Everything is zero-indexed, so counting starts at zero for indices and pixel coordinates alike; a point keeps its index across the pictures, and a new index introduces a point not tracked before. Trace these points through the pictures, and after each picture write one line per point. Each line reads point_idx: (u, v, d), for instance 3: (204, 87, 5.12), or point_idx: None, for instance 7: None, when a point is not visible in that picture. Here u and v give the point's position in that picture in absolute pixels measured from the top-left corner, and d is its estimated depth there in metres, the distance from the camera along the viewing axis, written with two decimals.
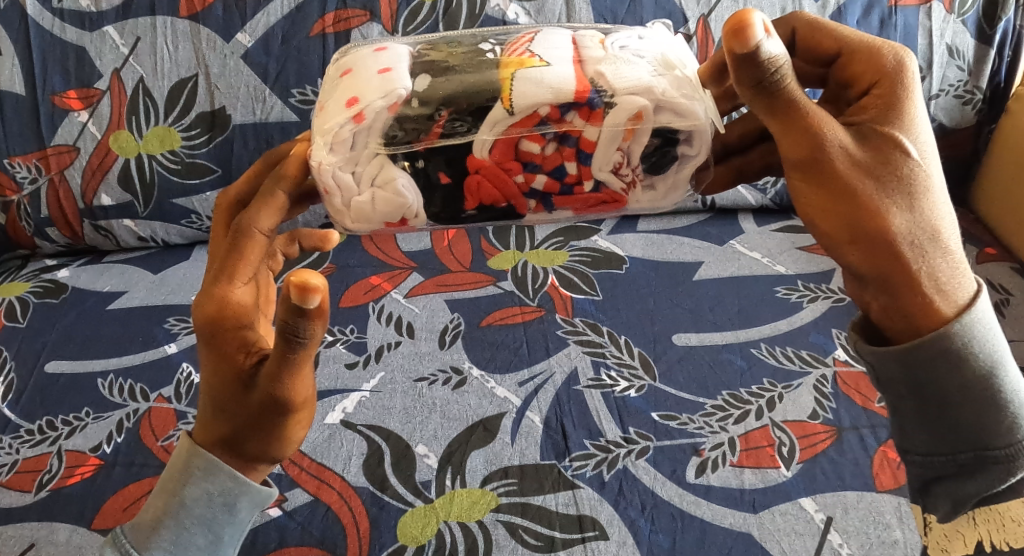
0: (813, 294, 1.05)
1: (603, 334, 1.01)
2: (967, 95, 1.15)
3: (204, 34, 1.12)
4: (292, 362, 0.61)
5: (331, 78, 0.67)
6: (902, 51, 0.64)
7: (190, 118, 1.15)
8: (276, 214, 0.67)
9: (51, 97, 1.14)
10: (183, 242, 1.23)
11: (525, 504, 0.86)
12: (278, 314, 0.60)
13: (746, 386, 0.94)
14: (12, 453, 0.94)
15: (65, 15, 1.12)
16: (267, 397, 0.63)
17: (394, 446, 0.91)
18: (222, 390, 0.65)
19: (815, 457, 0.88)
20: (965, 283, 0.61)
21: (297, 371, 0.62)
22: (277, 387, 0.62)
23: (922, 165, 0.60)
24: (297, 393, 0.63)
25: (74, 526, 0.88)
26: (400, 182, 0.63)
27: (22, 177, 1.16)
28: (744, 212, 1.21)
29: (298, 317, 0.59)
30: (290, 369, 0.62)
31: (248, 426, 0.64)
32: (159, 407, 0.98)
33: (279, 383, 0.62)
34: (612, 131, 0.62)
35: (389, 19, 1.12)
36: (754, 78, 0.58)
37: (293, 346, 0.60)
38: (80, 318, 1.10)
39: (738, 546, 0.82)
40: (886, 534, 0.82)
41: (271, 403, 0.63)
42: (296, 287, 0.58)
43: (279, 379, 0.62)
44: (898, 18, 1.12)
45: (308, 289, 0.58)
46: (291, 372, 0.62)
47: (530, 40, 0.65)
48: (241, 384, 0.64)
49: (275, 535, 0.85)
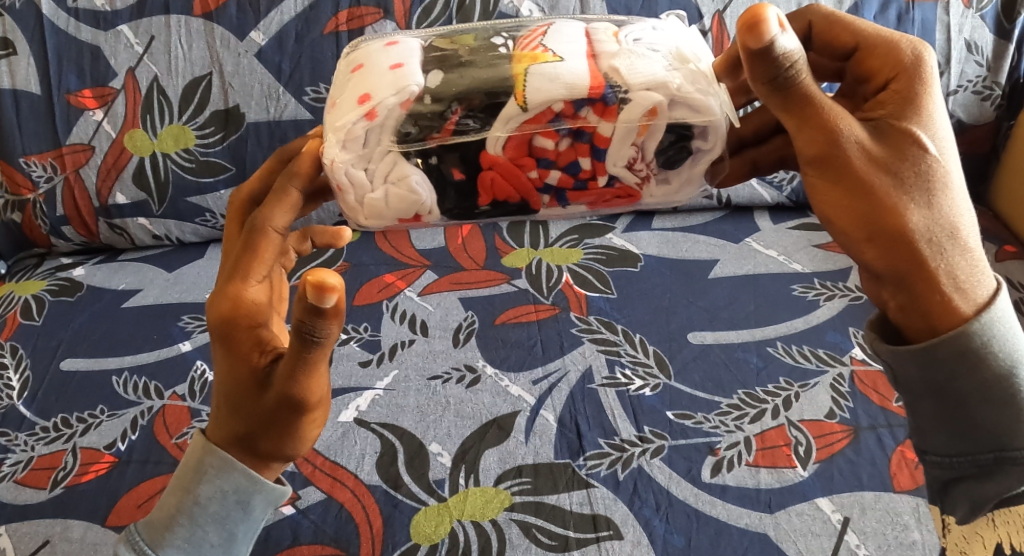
0: (830, 292, 1.04)
1: (617, 333, 1.00)
2: (986, 91, 1.14)
3: (218, 33, 1.12)
4: (307, 362, 0.61)
5: (342, 74, 0.67)
6: (919, 44, 0.63)
7: (204, 117, 1.15)
8: (289, 212, 0.66)
9: (67, 97, 1.14)
10: (197, 240, 1.23)
11: (539, 503, 0.85)
12: (294, 312, 0.60)
13: (762, 385, 0.94)
14: (28, 450, 0.95)
15: (80, 15, 1.13)
16: (282, 396, 0.62)
17: (407, 444, 0.91)
18: (238, 389, 0.64)
19: (832, 457, 0.87)
20: (985, 281, 0.60)
21: (312, 370, 0.62)
22: (293, 386, 0.62)
23: (940, 160, 0.60)
24: (312, 393, 0.63)
25: (89, 523, 0.88)
26: (414, 178, 0.63)
27: (38, 176, 1.16)
28: (760, 209, 1.20)
29: (314, 317, 0.59)
30: (305, 369, 0.61)
31: (261, 425, 0.64)
32: (173, 405, 0.98)
33: (294, 383, 0.62)
34: (626, 127, 0.61)
35: (402, 17, 1.12)
36: (768, 74, 0.58)
37: (309, 345, 0.60)
38: (96, 317, 1.10)
39: (754, 546, 0.81)
40: (904, 535, 0.81)
41: (287, 402, 0.62)
42: (312, 286, 0.58)
43: (294, 378, 0.62)
44: (915, 13, 1.11)
45: (325, 288, 0.58)
46: (306, 370, 0.62)
47: (544, 34, 0.64)
48: (256, 383, 0.64)
49: (289, 532, 0.85)
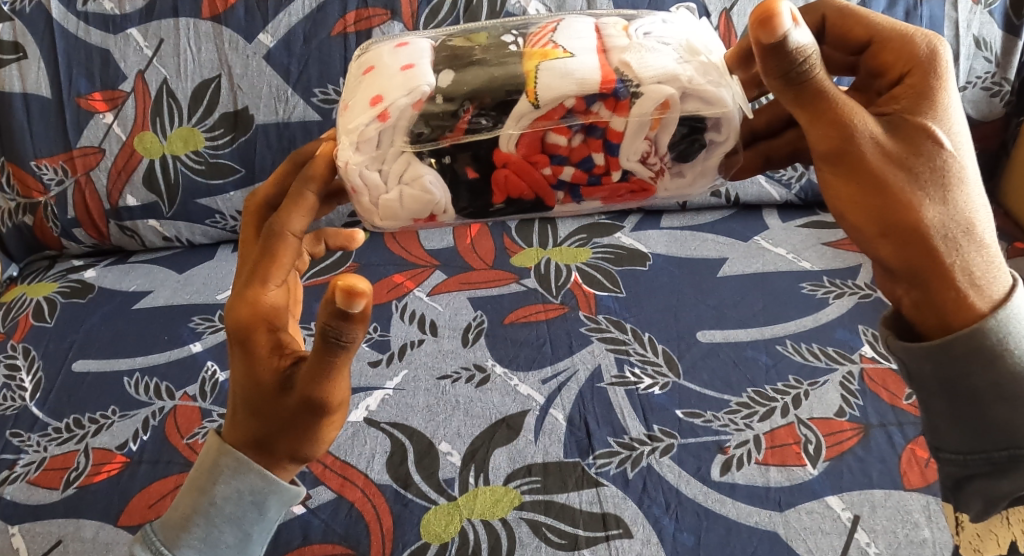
0: (839, 290, 1.04)
1: (626, 331, 1.00)
2: (995, 88, 1.13)
3: (226, 35, 1.13)
4: (332, 365, 0.61)
5: (353, 77, 0.67)
6: (934, 38, 0.63)
7: (213, 119, 1.15)
8: (306, 216, 0.67)
9: (77, 100, 1.15)
10: (207, 242, 1.23)
11: (548, 501, 0.85)
12: (321, 315, 0.60)
13: (772, 383, 0.94)
14: (41, 451, 0.95)
15: (89, 19, 1.14)
16: (304, 398, 0.63)
17: (417, 444, 0.91)
18: (257, 392, 0.64)
19: (841, 455, 0.87)
20: (1001, 277, 0.60)
21: (336, 374, 0.62)
22: (314, 389, 0.62)
23: (955, 155, 0.59)
24: (334, 396, 0.63)
25: (101, 523, 0.88)
26: (428, 178, 0.64)
27: (48, 179, 1.17)
28: (769, 207, 1.20)
29: (342, 321, 0.59)
30: (330, 372, 0.62)
31: (280, 428, 0.64)
32: (184, 406, 0.98)
33: (316, 386, 0.62)
34: (639, 121, 0.61)
35: (410, 18, 1.12)
36: (781, 69, 0.58)
37: (335, 349, 0.60)
38: (107, 318, 1.11)
39: (763, 546, 0.81)
40: (914, 533, 0.81)
41: (308, 405, 0.63)
42: (342, 292, 0.58)
43: (317, 381, 0.62)
44: (923, 10, 1.11)
45: (355, 293, 0.58)
46: (329, 374, 0.62)
47: (553, 31, 0.64)
48: (275, 386, 0.64)
49: (299, 532, 0.85)
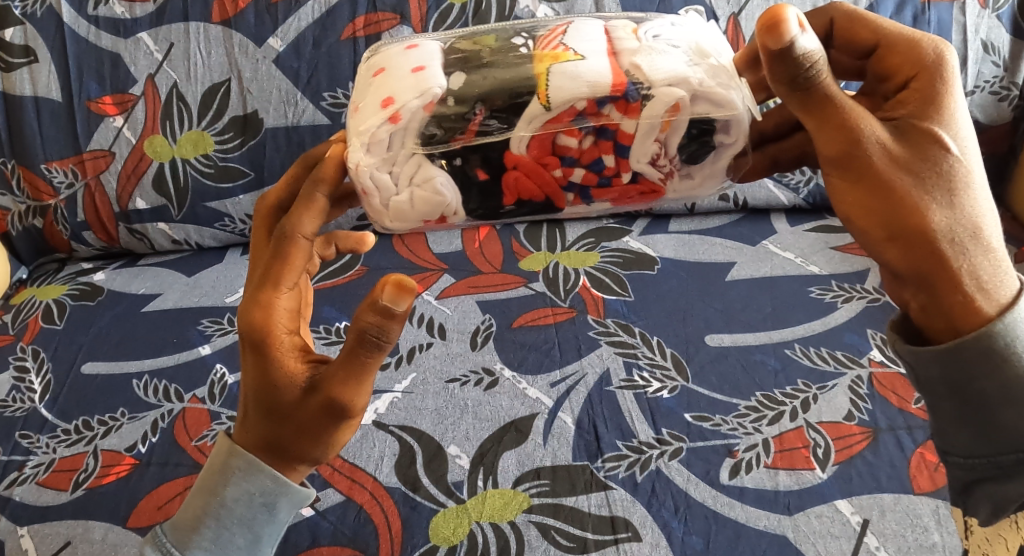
0: (848, 294, 1.04)
1: (635, 335, 1.00)
2: (1003, 92, 1.13)
3: (236, 39, 1.14)
4: (361, 367, 0.62)
5: (364, 79, 0.67)
6: (941, 43, 0.63)
7: (223, 123, 1.16)
8: (317, 218, 0.67)
9: (87, 103, 1.16)
10: (216, 245, 1.24)
11: (557, 505, 0.85)
12: (361, 315, 0.61)
13: (780, 387, 0.94)
14: (49, 453, 0.96)
15: (100, 23, 1.14)
16: (326, 401, 0.63)
17: (425, 446, 0.91)
18: (272, 395, 0.64)
19: (850, 459, 0.87)
20: (1008, 281, 0.60)
21: (363, 376, 0.63)
22: (339, 391, 0.63)
23: (961, 161, 0.60)
24: (355, 400, 0.63)
25: (110, 524, 0.89)
26: (438, 180, 0.64)
27: (58, 182, 1.18)
28: (777, 211, 1.20)
29: (383, 320, 0.61)
30: (358, 373, 0.63)
31: (295, 431, 0.65)
32: (192, 408, 0.98)
33: (341, 388, 0.63)
34: (649, 123, 0.62)
35: (419, 22, 1.13)
36: (789, 74, 0.58)
37: (370, 348, 0.62)
38: (116, 320, 1.12)
39: (772, 548, 0.81)
40: (924, 537, 0.81)
41: (328, 408, 0.63)
42: (392, 287, 0.60)
43: (344, 383, 0.63)
44: (931, 14, 1.11)
45: (403, 290, 0.60)
46: (357, 375, 0.63)
47: (563, 33, 0.65)
48: (291, 389, 0.64)
49: (308, 534, 0.85)
